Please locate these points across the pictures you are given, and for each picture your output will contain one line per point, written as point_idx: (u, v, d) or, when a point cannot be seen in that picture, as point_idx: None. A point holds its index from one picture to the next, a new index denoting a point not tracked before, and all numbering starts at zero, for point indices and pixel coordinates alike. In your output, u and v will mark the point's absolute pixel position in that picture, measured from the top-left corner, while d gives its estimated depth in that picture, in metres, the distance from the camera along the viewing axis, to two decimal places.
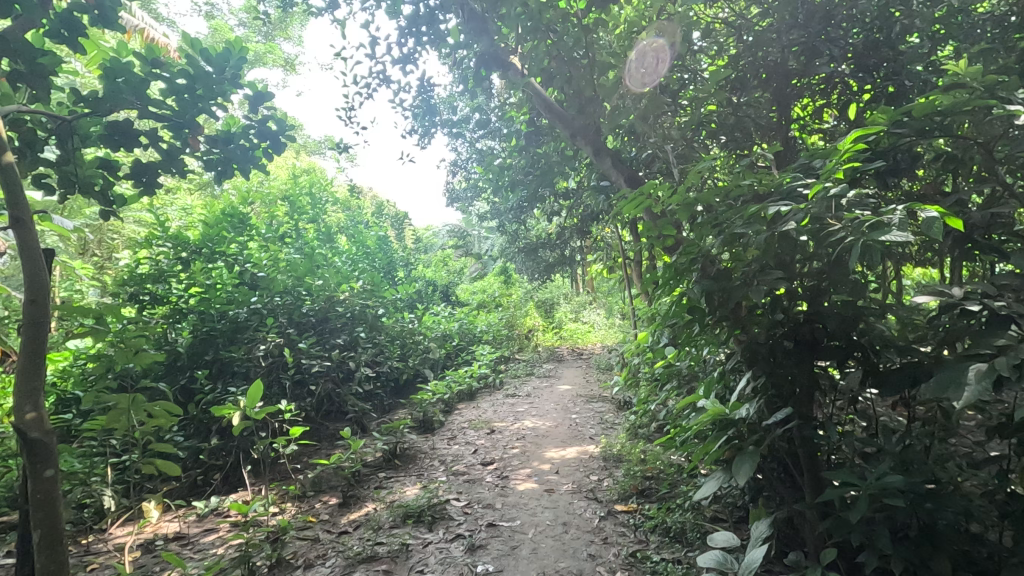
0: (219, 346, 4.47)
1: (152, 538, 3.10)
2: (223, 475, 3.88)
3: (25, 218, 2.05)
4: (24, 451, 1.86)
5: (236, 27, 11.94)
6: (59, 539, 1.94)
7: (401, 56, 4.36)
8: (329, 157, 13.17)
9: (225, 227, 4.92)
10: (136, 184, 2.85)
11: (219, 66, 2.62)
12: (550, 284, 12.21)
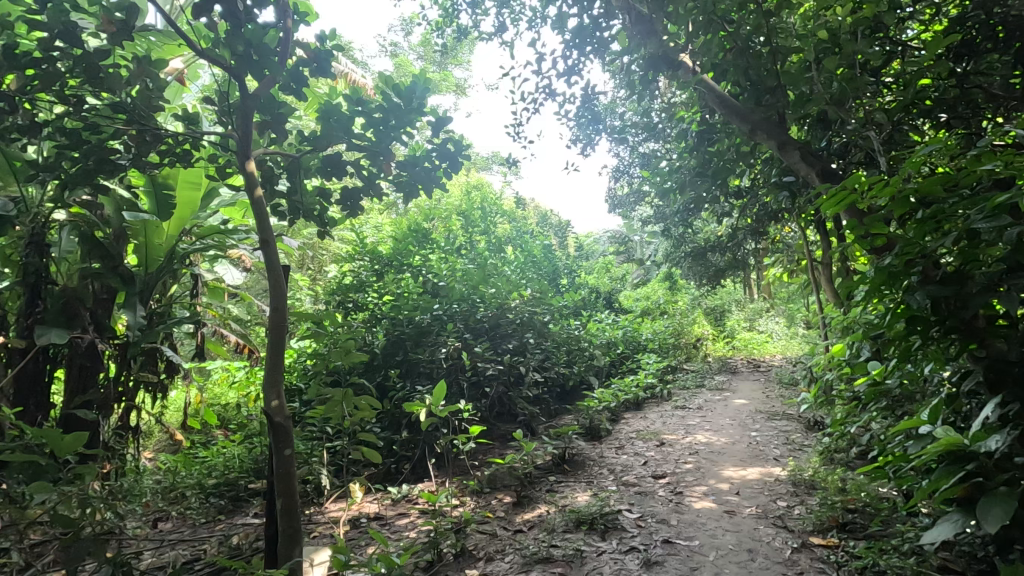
0: (407, 349, 4.99)
1: (358, 516, 3.55)
2: (412, 466, 4.30)
3: (269, 240, 2.51)
4: (271, 432, 2.27)
5: (416, 62, 13.30)
6: (294, 506, 2.32)
7: (566, 68, 4.46)
8: (496, 171, 14.01)
9: (411, 243, 5.67)
10: (345, 207, 3.33)
11: (407, 98, 2.99)
12: (720, 290, 11.42)
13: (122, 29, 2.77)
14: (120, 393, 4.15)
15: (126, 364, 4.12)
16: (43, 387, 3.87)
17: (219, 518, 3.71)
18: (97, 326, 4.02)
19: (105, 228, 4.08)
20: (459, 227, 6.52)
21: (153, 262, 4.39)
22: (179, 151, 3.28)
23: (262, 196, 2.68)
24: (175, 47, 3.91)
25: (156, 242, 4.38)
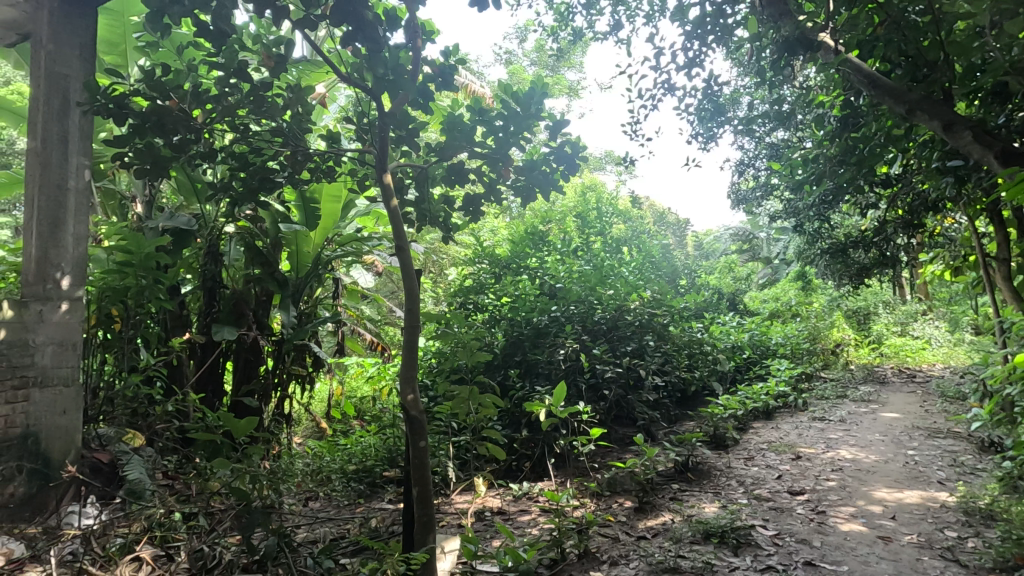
0: (526, 349, 5.11)
1: (482, 509, 3.70)
2: (532, 464, 4.40)
3: (404, 246, 2.72)
4: (407, 425, 2.47)
5: (529, 68, 13.57)
6: (428, 496, 2.50)
7: (686, 60, 4.29)
8: (610, 171, 13.87)
9: (528, 246, 5.80)
10: (467, 213, 3.49)
11: (525, 104, 3.06)
12: (864, 290, 10.26)
13: (278, 61, 3.17)
14: (277, 385, 4.69)
15: (281, 359, 4.66)
16: (217, 377, 4.47)
17: (359, 501, 4.06)
18: (258, 325, 4.58)
19: (264, 238, 4.66)
20: (575, 228, 6.54)
21: (302, 267, 4.92)
22: (325, 167, 3.66)
23: (397, 206, 2.90)
24: (320, 74, 4.35)
25: (305, 250, 4.90)
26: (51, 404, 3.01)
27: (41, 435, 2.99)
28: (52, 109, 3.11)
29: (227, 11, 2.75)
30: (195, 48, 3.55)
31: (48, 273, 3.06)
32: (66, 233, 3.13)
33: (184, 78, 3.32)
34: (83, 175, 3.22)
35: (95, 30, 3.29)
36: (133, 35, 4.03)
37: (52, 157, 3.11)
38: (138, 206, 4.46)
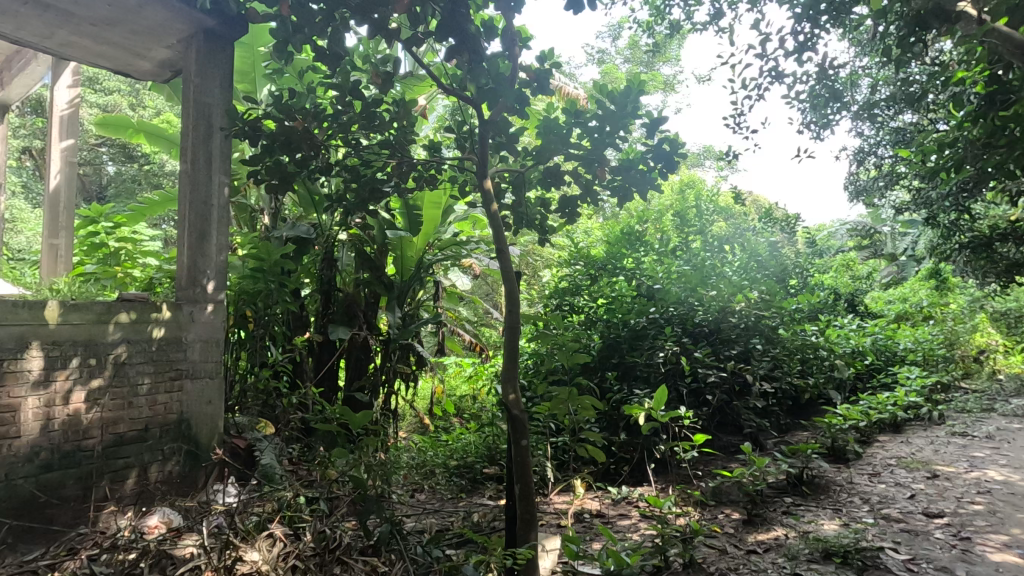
0: (623, 351, 5.07)
1: (580, 511, 3.70)
2: (630, 469, 4.36)
3: (503, 249, 2.85)
4: (509, 423, 2.60)
5: (623, 66, 13.35)
6: (530, 494, 2.60)
7: (797, 45, 4.01)
8: (709, 167, 13.29)
9: (624, 247, 5.70)
10: (563, 215, 3.51)
11: (621, 103, 3.03)
12: (1016, 290, 8.97)
13: (386, 79, 3.37)
14: (384, 382, 4.98)
15: (388, 358, 4.95)
16: (333, 373, 4.83)
17: (462, 496, 4.22)
18: (368, 325, 4.91)
19: (372, 244, 4.98)
20: (672, 228, 6.21)
21: (406, 271, 5.19)
22: (427, 175, 3.85)
23: (497, 210, 3.01)
24: (423, 87, 4.58)
25: (409, 254, 5.16)
26: (199, 394, 3.41)
27: (192, 421, 3.40)
28: (200, 135, 3.53)
29: (341, 35, 2.98)
30: (313, 72, 3.87)
31: (197, 278, 3.48)
32: (210, 243, 3.55)
33: (306, 100, 3.64)
34: (224, 193, 3.63)
35: (232, 62, 3.70)
36: (262, 64, 4.46)
37: (199, 177, 3.53)
38: (266, 217, 4.95)
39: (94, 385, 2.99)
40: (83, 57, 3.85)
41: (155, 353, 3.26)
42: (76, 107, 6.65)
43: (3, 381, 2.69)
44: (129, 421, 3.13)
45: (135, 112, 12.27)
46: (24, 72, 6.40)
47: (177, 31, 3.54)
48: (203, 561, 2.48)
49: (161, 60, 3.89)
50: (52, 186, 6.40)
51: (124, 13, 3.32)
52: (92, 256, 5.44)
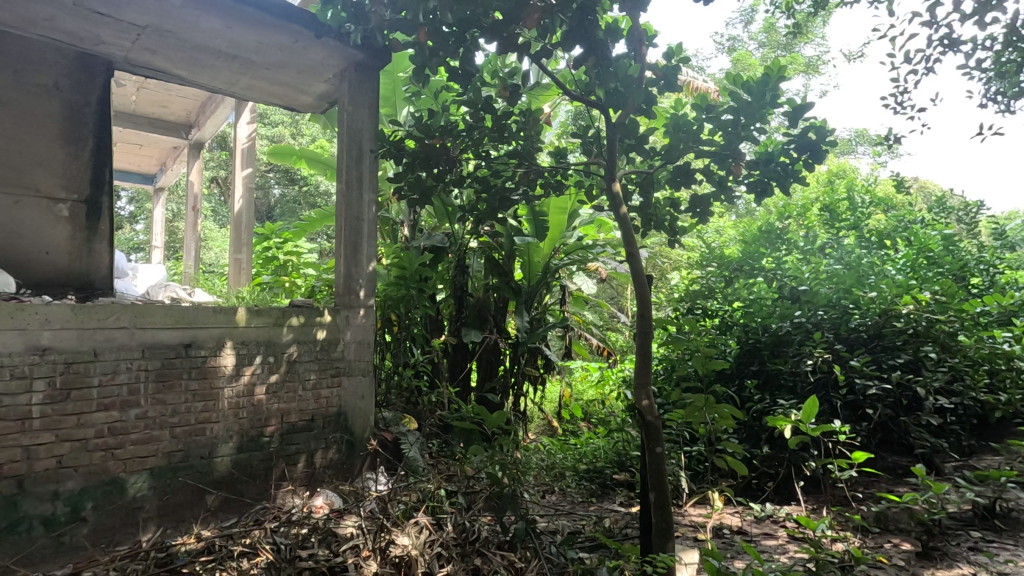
0: (765, 358, 4.77)
1: (719, 526, 3.51)
2: (775, 485, 4.06)
3: (634, 252, 2.82)
4: (644, 430, 2.60)
5: (757, 51, 12.46)
6: (665, 503, 2.60)
7: (978, 4, 3.44)
8: (863, 152, 11.90)
9: (762, 245, 5.33)
10: (694, 215, 3.38)
11: (758, 92, 2.85)
12: None
13: (513, 91, 3.50)
14: (513, 384, 5.13)
15: (517, 361, 5.09)
16: (466, 374, 5.07)
17: (592, 501, 4.20)
18: (499, 328, 5.13)
19: (501, 250, 5.15)
20: (819, 224, 5.65)
21: (533, 275, 5.29)
22: (554, 181, 3.92)
23: (625, 212, 2.99)
24: (548, 95, 4.67)
25: (536, 260, 5.26)
26: (354, 390, 3.81)
27: (348, 414, 3.80)
28: (352, 158, 3.94)
29: (472, 54, 3.15)
30: (446, 91, 4.12)
31: (351, 286, 3.88)
32: (362, 254, 3.94)
33: (441, 118, 3.89)
34: (372, 208, 4.01)
35: (378, 90, 4.07)
36: (402, 87, 4.83)
37: (352, 195, 3.94)
38: (406, 229, 5.35)
39: (273, 379, 3.46)
40: (258, 97, 4.46)
41: (319, 353, 3.68)
42: (253, 139, 7.72)
43: (206, 375, 3.18)
44: (299, 412, 3.57)
45: (296, 140, 13.97)
46: (215, 113, 7.57)
47: (333, 66, 3.97)
48: (362, 541, 2.75)
49: (319, 93, 4.38)
50: (236, 209, 7.50)
51: (291, 56, 3.79)
52: (266, 268, 6.28)
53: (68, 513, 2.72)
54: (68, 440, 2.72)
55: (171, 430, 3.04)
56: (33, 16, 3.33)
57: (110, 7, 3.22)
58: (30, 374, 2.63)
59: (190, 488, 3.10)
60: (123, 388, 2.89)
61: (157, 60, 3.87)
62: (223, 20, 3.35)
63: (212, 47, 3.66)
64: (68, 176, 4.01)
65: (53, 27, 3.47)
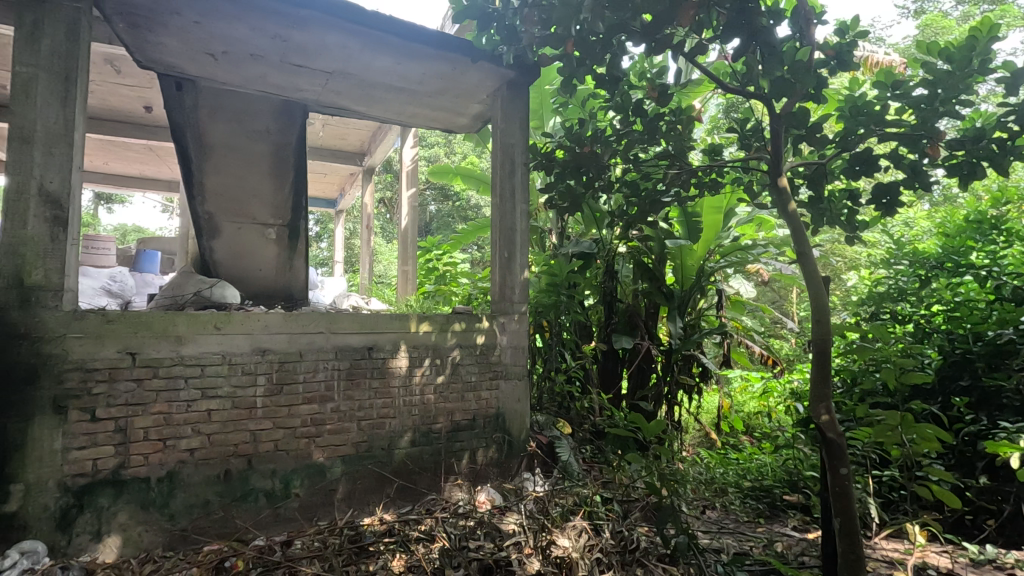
0: (979, 372, 3.96)
1: (922, 565, 3.03)
2: (998, 524, 3.41)
3: (808, 251, 2.59)
4: (826, 449, 2.38)
5: (954, 10, 10.63)
6: (855, 532, 2.35)
7: None
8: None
9: (971, 236, 4.50)
10: (878, 207, 2.97)
11: (963, 59, 2.42)
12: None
13: (662, 91, 3.41)
14: (667, 392, 4.96)
15: (670, 369, 4.91)
16: (617, 381, 5.03)
17: (760, 521, 3.86)
18: (650, 335, 4.99)
19: (650, 255, 5.01)
20: None
21: (687, 280, 5.06)
22: (708, 181, 3.74)
23: (795, 208, 2.76)
24: (699, 90, 4.46)
25: (689, 263, 5.03)
26: (511, 393, 4.01)
27: (506, 415, 3.99)
28: (505, 171, 4.15)
29: (619, 59, 3.15)
30: (594, 99, 4.16)
31: (506, 293, 4.08)
32: (515, 263, 4.12)
33: (589, 125, 3.93)
34: (524, 219, 4.18)
35: (528, 105, 4.25)
36: (550, 100, 4.98)
37: (506, 207, 4.15)
38: (553, 237, 5.47)
39: (440, 380, 3.76)
40: (422, 122, 4.90)
41: (479, 357, 3.92)
42: (416, 162, 8.49)
43: (385, 375, 3.56)
44: (463, 411, 3.83)
45: (450, 158, 15.06)
46: (384, 141, 8.46)
47: (486, 88, 4.22)
48: (524, 539, 2.87)
49: (474, 114, 4.68)
50: (402, 226, 8.30)
51: (450, 82, 4.11)
52: (429, 278, 6.84)
53: (283, 488, 3.22)
54: (282, 427, 3.23)
55: (358, 422, 3.46)
56: (252, 75, 4.03)
57: (307, 59, 3.78)
58: (255, 370, 3.16)
59: (374, 475, 3.50)
60: (321, 384, 3.35)
61: (341, 99, 4.45)
62: (393, 58, 3.74)
63: (385, 83, 4.11)
64: (275, 204, 4.79)
65: (266, 82, 4.16)
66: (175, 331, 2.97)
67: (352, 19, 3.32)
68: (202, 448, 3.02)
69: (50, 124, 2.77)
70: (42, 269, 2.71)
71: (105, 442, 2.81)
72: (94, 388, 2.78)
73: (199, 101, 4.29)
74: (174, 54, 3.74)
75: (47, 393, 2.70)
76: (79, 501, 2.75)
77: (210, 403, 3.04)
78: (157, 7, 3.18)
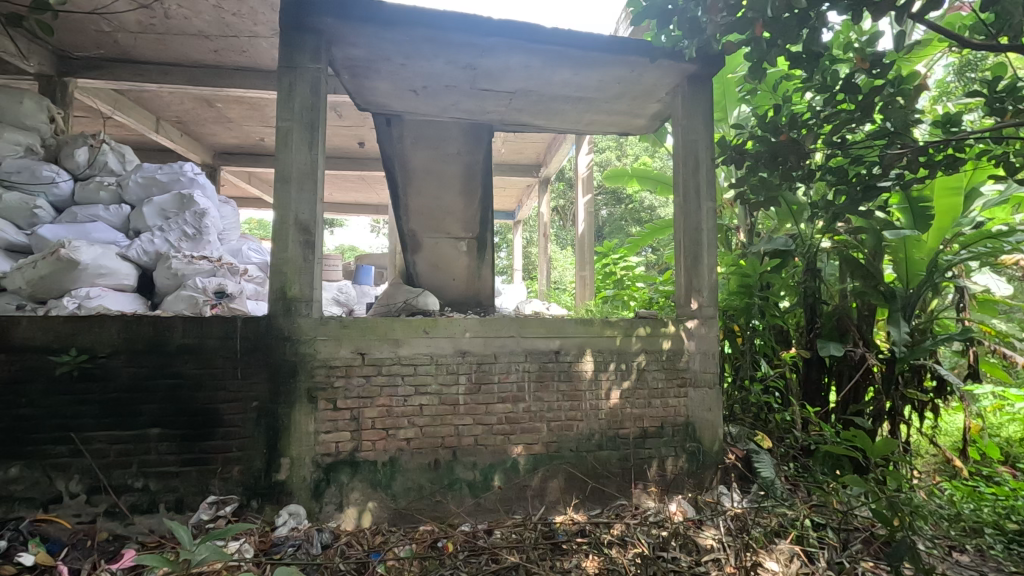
0: None
1: None
2: None
3: None
4: None
5: None
6: None
7: None
8: None
9: None
10: None
11: None
12: None
13: (876, 61, 2.96)
14: (889, 408, 4.26)
15: (893, 381, 4.22)
16: (824, 393, 4.45)
17: None
18: (865, 340, 4.33)
19: (862, 249, 4.38)
20: None
21: (913, 277, 4.28)
22: (943, 158, 3.17)
23: None
24: (925, 52, 3.77)
25: (916, 256, 4.24)
26: (702, 401, 3.82)
27: (697, 424, 3.82)
28: (689, 170, 3.99)
29: (819, 32, 2.83)
30: (788, 81, 3.79)
31: (691, 296, 3.92)
32: (703, 264, 3.92)
33: (783, 110, 3.59)
34: (712, 217, 3.96)
35: (712, 98, 4.02)
36: (734, 88, 4.65)
37: (690, 207, 3.98)
38: (742, 234, 5.07)
39: (626, 385, 3.74)
40: (599, 129, 4.95)
41: (666, 362, 3.81)
42: (590, 168, 8.57)
43: (572, 378, 3.65)
44: (650, 418, 3.76)
45: (621, 160, 14.99)
46: (560, 151, 8.70)
47: (666, 85, 4.10)
48: (724, 556, 2.77)
49: (652, 114, 4.59)
50: (579, 232, 8.43)
51: (628, 85, 4.09)
52: (607, 283, 6.85)
53: (483, 480, 3.49)
54: (481, 423, 3.51)
55: (547, 423, 3.60)
56: (446, 104, 4.47)
57: (493, 83, 4.08)
58: (457, 370, 3.49)
59: (563, 475, 3.60)
60: (514, 385, 3.57)
61: (523, 116, 4.70)
62: (572, 69, 3.84)
63: (563, 95, 4.25)
64: (466, 219, 5.27)
65: (458, 109, 4.58)
66: (393, 334, 3.41)
67: (535, 39, 3.49)
68: (416, 438, 3.42)
69: (302, 166, 3.41)
70: (298, 284, 3.34)
71: (344, 428, 3.33)
72: (336, 382, 3.33)
73: (404, 133, 4.84)
74: (385, 95, 4.33)
75: (303, 384, 3.29)
76: (327, 476, 3.31)
77: (422, 399, 3.43)
78: (373, 57, 3.73)
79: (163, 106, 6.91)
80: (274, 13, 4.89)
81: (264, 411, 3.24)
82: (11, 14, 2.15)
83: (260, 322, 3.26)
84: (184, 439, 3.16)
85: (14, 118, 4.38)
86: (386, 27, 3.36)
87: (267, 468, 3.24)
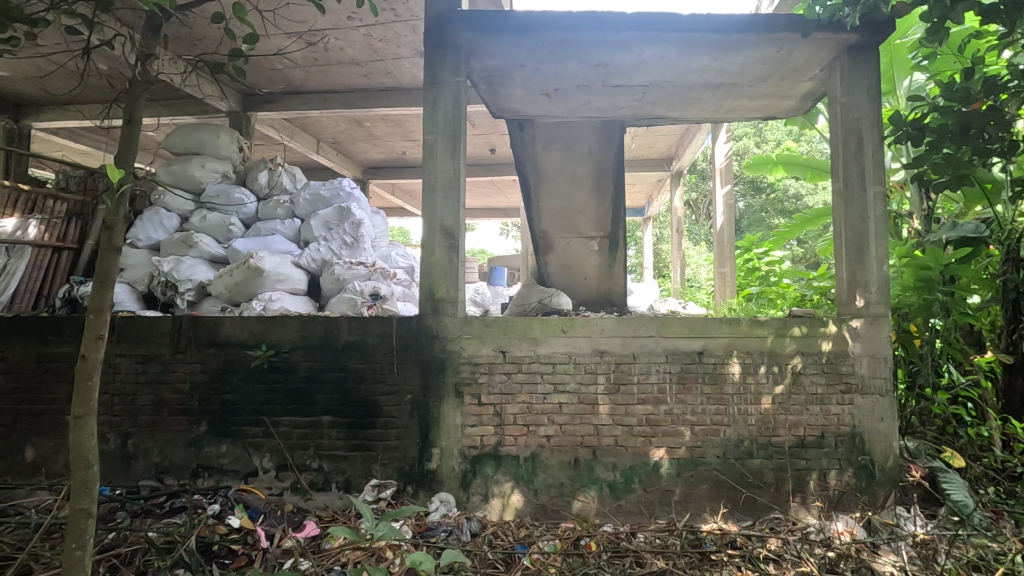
0: None
1: None
2: None
3: None
4: None
5: None
6: None
7: None
8: None
9: None
10: None
11: None
12: None
13: None
14: None
15: None
16: None
17: None
18: None
19: None
20: None
21: None
22: None
23: None
24: None
25: None
26: (871, 410, 3.42)
27: (865, 435, 3.42)
28: (851, 152, 3.58)
29: None
30: (979, 38, 3.25)
31: (855, 292, 3.52)
32: (870, 256, 3.51)
33: (973, 73, 3.08)
34: (881, 203, 3.52)
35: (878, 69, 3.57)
36: (905, 55, 4.09)
37: (853, 193, 3.57)
38: (916, 221, 4.43)
39: (779, 389, 3.45)
40: (740, 115, 4.63)
41: (826, 365, 3.46)
42: (729, 157, 7.94)
43: (717, 381, 3.46)
44: (807, 426, 3.43)
45: (760, 147, 13.94)
46: (694, 142, 8.20)
47: (821, 60, 3.72)
48: None
49: (802, 93, 4.20)
50: (717, 225, 7.92)
51: (774, 66, 3.78)
52: (750, 280, 6.38)
53: (625, 482, 3.44)
54: (620, 424, 3.46)
55: (691, 427, 3.45)
56: (578, 104, 4.48)
57: (626, 78, 4.02)
58: (596, 370, 3.48)
59: (711, 482, 3.43)
60: (655, 386, 3.47)
61: (657, 109, 4.55)
62: (711, 55, 3.65)
63: (702, 82, 4.04)
64: (599, 219, 5.25)
65: (589, 107, 4.56)
66: (532, 334, 3.50)
67: (670, 28, 3.37)
68: (556, 436, 3.47)
69: (446, 174, 3.63)
70: (445, 286, 3.56)
71: (488, 422, 3.49)
72: (480, 377, 3.50)
73: (535, 137, 4.96)
74: (518, 101, 4.45)
75: (450, 380, 3.51)
76: (473, 468, 3.49)
77: (561, 397, 3.48)
78: (508, 65, 3.86)
79: (323, 130, 7.78)
80: (415, 34, 5.26)
81: (416, 403, 3.51)
82: (216, 62, 2.51)
83: (413, 321, 3.53)
84: (351, 426, 3.52)
85: (213, 150, 5.22)
86: (520, 34, 3.46)
87: (420, 455, 3.49)
